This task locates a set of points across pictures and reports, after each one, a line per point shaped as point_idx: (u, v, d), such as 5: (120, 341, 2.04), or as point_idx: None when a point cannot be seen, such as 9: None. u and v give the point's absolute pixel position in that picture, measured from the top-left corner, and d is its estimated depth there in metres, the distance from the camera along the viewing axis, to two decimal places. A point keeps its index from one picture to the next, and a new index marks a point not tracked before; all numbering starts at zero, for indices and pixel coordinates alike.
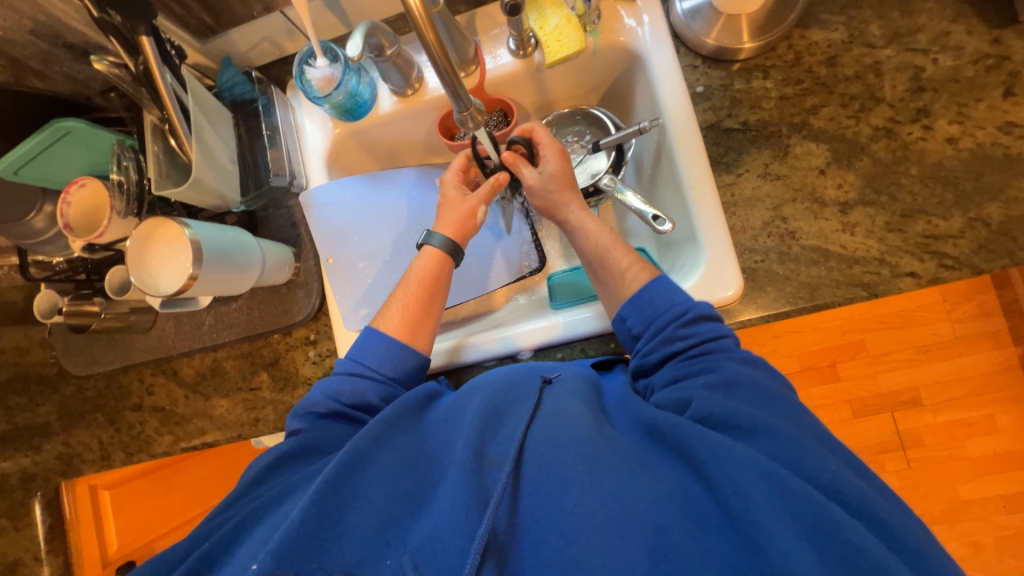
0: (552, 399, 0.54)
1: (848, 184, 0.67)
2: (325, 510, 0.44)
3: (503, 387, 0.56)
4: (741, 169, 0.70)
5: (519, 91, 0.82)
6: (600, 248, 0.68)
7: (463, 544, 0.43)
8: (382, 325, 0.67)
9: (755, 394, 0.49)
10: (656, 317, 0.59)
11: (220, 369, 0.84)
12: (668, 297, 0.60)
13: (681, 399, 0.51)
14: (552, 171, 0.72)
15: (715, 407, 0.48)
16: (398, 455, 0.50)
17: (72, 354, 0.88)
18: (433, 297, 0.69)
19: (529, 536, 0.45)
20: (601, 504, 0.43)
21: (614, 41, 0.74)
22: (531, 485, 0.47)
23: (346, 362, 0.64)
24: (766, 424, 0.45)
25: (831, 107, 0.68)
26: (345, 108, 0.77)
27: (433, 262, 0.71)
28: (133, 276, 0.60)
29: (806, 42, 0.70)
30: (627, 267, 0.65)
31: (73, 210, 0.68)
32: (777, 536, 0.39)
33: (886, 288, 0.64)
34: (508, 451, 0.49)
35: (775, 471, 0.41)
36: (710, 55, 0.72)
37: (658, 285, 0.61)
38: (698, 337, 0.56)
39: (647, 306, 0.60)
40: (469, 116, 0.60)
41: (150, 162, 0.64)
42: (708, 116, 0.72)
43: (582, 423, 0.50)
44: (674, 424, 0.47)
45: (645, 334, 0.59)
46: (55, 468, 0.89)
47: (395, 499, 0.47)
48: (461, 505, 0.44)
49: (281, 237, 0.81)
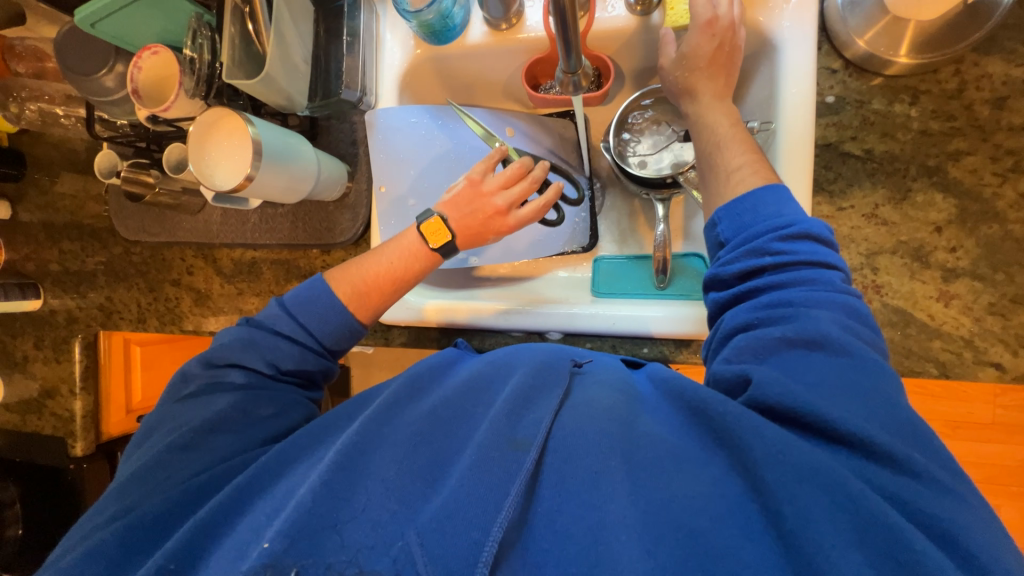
0: (582, 389, 0.52)
1: (962, 250, 0.59)
2: (335, 488, 0.44)
3: (533, 370, 0.53)
4: (846, 202, 0.62)
5: (622, 52, 0.74)
6: (712, 140, 0.60)
7: (478, 536, 0.40)
8: (336, 285, 0.64)
9: (839, 361, 0.43)
10: (751, 223, 0.51)
11: (257, 268, 0.85)
12: (774, 206, 0.51)
13: (741, 376, 0.45)
14: (688, 51, 0.61)
15: (770, 380, 0.43)
16: (414, 428, 0.49)
17: (123, 218, 0.90)
18: (401, 280, 0.66)
19: (553, 528, 0.42)
20: (630, 506, 0.41)
21: (749, 19, 0.64)
22: (554, 475, 0.45)
23: (285, 318, 0.61)
24: (846, 428, 0.39)
25: (978, 157, 0.58)
26: (433, 29, 0.70)
27: (417, 257, 0.66)
28: (191, 162, 0.59)
29: (977, 72, 0.58)
30: (737, 166, 0.56)
31: (143, 76, 0.66)
32: (834, 562, 0.35)
33: (962, 372, 0.58)
34: (534, 434, 0.46)
35: (836, 486, 0.38)
36: (855, 60, 0.62)
37: (770, 191, 0.52)
38: (797, 255, 0.48)
39: (745, 212, 0.52)
40: (572, 78, 0.61)
41: (224, 44, 0.60)
42: (828, 133, 0.63)
43: (613, 418, 0.47)
44: (725, 412, 0.43)
45: (731, 243, 0.53)
46: (97, 316, 0.95)
47: (409, 473, 0.46)
48: (485, 484, 0.43)
49: (339, 152, 0.79)
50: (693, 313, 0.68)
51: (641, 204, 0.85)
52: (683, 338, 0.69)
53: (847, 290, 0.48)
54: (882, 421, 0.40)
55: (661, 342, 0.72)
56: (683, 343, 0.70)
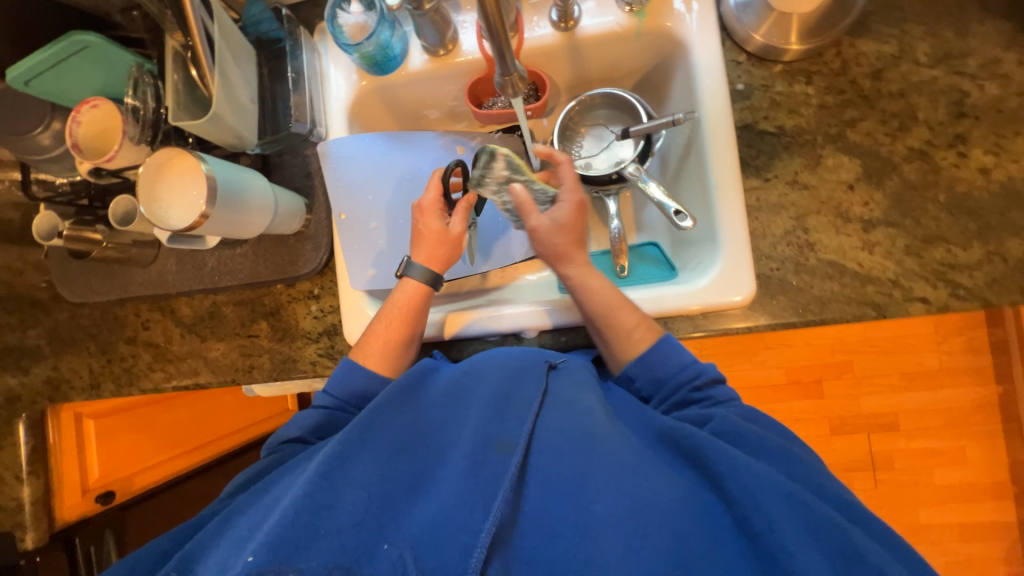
0: (558, 386, 0.61)
1: (874, 203, 0.66)
2: (317, 499, 0.48)
3: (512, 371, 0.62)
4: (770, 174, 0.69)
5: (554, 66, 0.80)
6: (600, 309, 0.67)
7: (469, 538, 0.48)
8: (363, 358, 0.70)
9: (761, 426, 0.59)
10: (668, 377, 0.64)
11: (219, 312, 0.83)
12: (677, 358, 0.64)
13: (701, 418, 0.59)
14: (563, 221, 0.70)
15: (728, 425, 0.57)
16: (396, 440, 0.55)
17: (67, 280, 0.86)
18: (416, 330, 0.72)
19: (540, 526, 0.50)
20: (616, 502, 0.49)
21: (659, 26, 0.72)
22: (540, 474, 0.53)
23: (321, 395, 0.68)
24: (768, 445, 0.56)
25: (869, 122, 0.67)
26: (374, 61, 0.74)
27: (413, 295, 0.72)
28: (142, 206, 0.59)
29: (854, 52, 0.68)
30: (632, 326, 0.67)
31: (82, 130, 0.65)
32: (781, 528, 0.46)
33: (895, 310, 0.65)
34: (520, 437, 0.54)
35: (791, 489, 0.49)
36: (755, 52, 0.70)
37: (672, 340, 0.65)
38: (711, 400, 0.62)
39: (665, 358, 0.65)
40: (509, 81, 0.59)
41: (169, 91, 0.61)
42: (744, 115, 0.70)
43: (592, 420, 0.56)
44: (692, 439, 0.54)
45: (654, 397, 0.65)
46: (43, 391, 0.88)
47: (393, 482, 0.51)
48: (475, 490, 0.51)
49: (294, 185, 0.79)
50: (656, 294, 0.71)
51: (593, 204, 0.90)
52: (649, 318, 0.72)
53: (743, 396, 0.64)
54: (784, 446, 0.57)
55: None
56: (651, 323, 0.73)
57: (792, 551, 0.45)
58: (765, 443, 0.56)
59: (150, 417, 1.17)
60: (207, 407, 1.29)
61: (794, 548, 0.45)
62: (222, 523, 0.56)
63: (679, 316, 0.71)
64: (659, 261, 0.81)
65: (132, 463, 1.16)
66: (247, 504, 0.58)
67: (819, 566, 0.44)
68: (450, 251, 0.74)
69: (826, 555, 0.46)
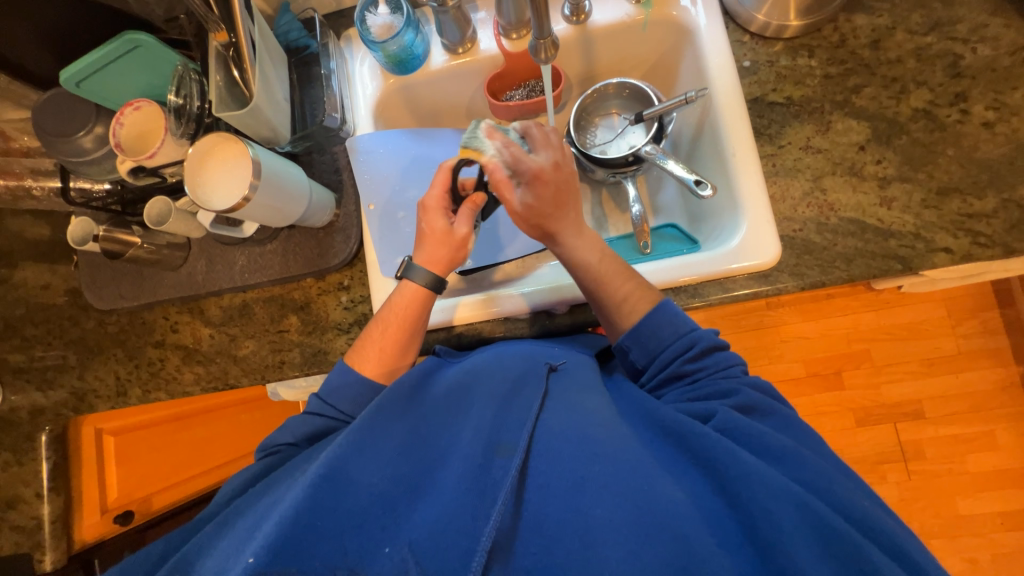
0: (558, 389, 0.63)
1: (887, 161, 0.69)
2: (318, 503, 0.49)
3: (513, 374, 0.64)
4: (783, 141, 0.72)
5: (568, 58, 0.84)
6: (592, 278, 0.69)
7: (469, 545, 0.49)
8: (359, 363, 0.69)
9: (773, 421, 0.58)
10: (661, 350, 0.66)
11: (248, 310, 0.84)
12: (671, 329, 0.65)
13: (706, 411, 0.59)
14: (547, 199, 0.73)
15: (735, 422, 0.56)
16: (398, 442, 0.56)
17: (97, 287, 0.87)
18: (411, 334, 0.70)
19: (541, 530, 0.51)
20: (615, 506, 0.50)
21: (666, 14, 0.77)
22: (539, 475, 0.53)
23: (317, 402, 0.67)
24: (780, 444, 0.54)
25: (873, 88, 0.71)
26: (399, 60, 0.79)
27: (414, 299, 0.70)
28: (187, 188, 0.61)
29: (850, 26, 0.73)
30: (625, 297, 0.68)
31: (125, 131, 0.68)
32: (788, 537, 0.47)
33: (920, 262, 0.66)
34: (519, 440, 0.55)
35: (803, 498, 0.49)
36: (758, 31, 0.75)
37: (661, 314, 0.66)
38: (706, 369, 0.64)
39: (649, 340, 0.66)
40: (543, 45, 0.62)
41: (212, 88, 0.65)
42: (753, 89, 0.74)
43: (594, 422, 0.57)
44: (705, 441, 0.54)
45: (650, 369, 0.67)
46: (68, 403, 0.87)
47: (396, 484, 0.53)
48: (472, 499, 0.51)
49: (324, 181, 0.82)
50: (686, 261, 0.72)
51: (609, 191, 0.94)
52: (680, 286, 0.72)
53: (748, 375, 0.64)
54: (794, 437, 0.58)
55: (663, 294, 0.73)
56: (682, 291, 0.72)
57: (796, 556, 0.46)
58: (773, 443, 0.54)
59: (169, 436, 1.15)
60: (225, 426, 1.26)
61: (801, 557, 0.46)
62: (221, 526, 0.56)
63: (705, 281, 0.71)
64: (678, 238, 0.82)
65: (150, 483, 1.15)
66: (248, 505, 0.57)
67: (817, 565, 0.46)
68: (454, 253, 0.72)
69: (829, 559, 0.47)
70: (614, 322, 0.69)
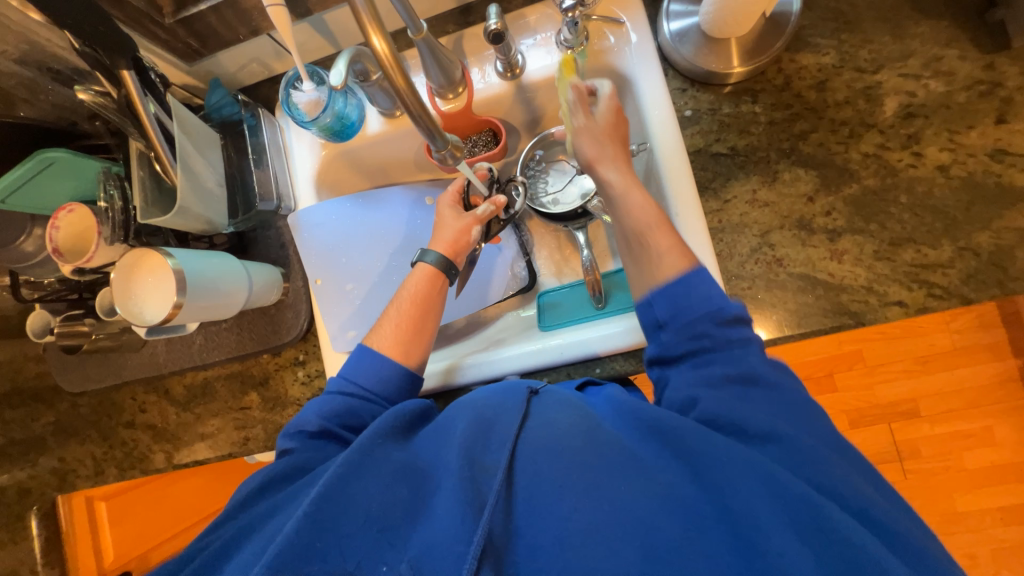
0: (540, 408, 0.55)
1: (836, 212, 0.66)
2: (315, 522, 0.45)
3: (495, 402, 0.57)
4: (729, 195, 0.69)
5: (508, 111, 0.82)
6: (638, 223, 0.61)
7: (462, 549, 0.44)
8: (376, 342, 0.67)
9: (772, 397, 0.49)
10: (685, 309, 0.54)
11: (211, 388, 0.85)
12: (702, 290, 0.54)
13: (689, 398, 0.51)
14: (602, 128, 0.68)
15: (718, 409, 0.48)
16: (392, 465, 0.51)
17: (66, 371, 0.88)
18: (426, 315, 0.69)
19: (525, 542, 0.45)
20: (589, 512, 0.44)
21: (602, 63, 0.73)
22: (524, 489, 0.48)
23: (341, 381, 0.64)
24: (760, 426, 0.46)
25: (820, 132, 0.67)
26: (334, 131, 0.77)
27: (428, 278, 0.70)
28: (117, 305, 0.61)
29: (795, 66, 0.69)
30: (665, 249, 0.58)
31: (62, 234, 0.68)
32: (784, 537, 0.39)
33: (873, 317, 0.64)
34: (500, 458, 0.50)
35: (788, 483, 0.42)
36: (698, 79, 0.71)
37: (692, 275, 0.55)
38: (728, 342, 0.52)
39: (679, 296, 0.55)
40: (447, 154, 0.55)
41: (136, 189, 0.64)
42: (696, 140, 0.71)
43: (575, 429, 0.50)
44: (675, 427, 0.48)
45: (670, 327, 0.55)
46: (50, 482, 0.90)
47: (392, 506, 0.48)
48: (459, 513, 0.45)
49: (271, 257, 0.82)
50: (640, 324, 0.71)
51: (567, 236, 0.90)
52: (629, 351, 0.73)
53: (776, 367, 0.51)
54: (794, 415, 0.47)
55: (611, 360, 0.74)
56: (633, 356, 0.73)
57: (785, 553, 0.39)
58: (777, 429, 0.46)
59: (162, 491, 1.22)
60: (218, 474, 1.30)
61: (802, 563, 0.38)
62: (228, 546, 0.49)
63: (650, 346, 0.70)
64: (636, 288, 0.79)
65: (144, 541, 1.22)
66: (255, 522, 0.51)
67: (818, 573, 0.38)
68: (465, 238, 0.73)
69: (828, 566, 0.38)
70: (647, 274, 0.59)
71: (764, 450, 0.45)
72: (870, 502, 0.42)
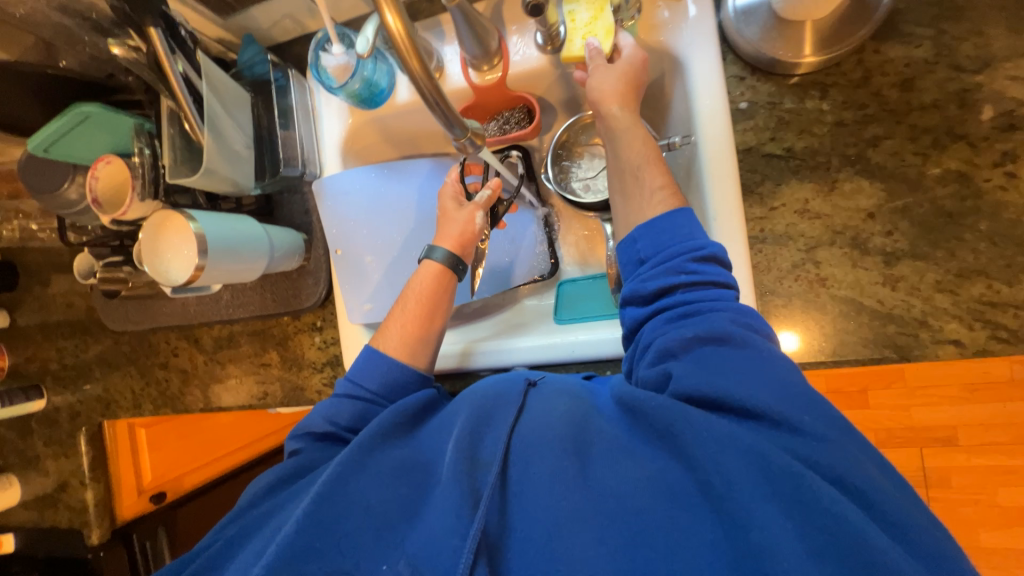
0: (538, 402, 0.54)
1: (898, 232, 0.59)
2: (316, 519, 0.48)
3: (493, 392, 0.56)
4: (776, 202, 0.63)
5: (546, 88, 0.77)
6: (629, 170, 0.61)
7: (458, 542, 0.46)
8: (383, 345, 0.67)
9: (742, 356, 0.46)
10: (668, 246, 0.54)
11: (235, 342, 0.89)
12: (687, 229, 0.54)
13: (664, 372, 0.49)
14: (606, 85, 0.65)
15: (698, 386, 0.46)
16: (392, 463, 0.53)
17: (109, 310, 0.94)
18: (433, 314, 0.68)
19: (518, 536, 0.46)
20: (580, 499, 0.45)
21: (652, 41, 0.68)
22: (518, 482, 0.49)
23: (346, 385, 0.64)
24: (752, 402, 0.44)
25: (895, 140, 0.59)
26: (362, 98, 0.74)
27: (434, 276, 0.70)
28: (146, 264, 0.63)
29: (878, 59, 0.60)
30: (658, 187, 0.58)
31: (100, 185, 0.70)
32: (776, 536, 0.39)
33: (922, 353, 0.57)
34: (495, 452, 0.51)
35: (767, 461, 0.41)
36: (761, 66, 0.63)
37: (675, 218, 0.55)
38: (700, 301, 0.51)
39: (663, 233, 0.55)
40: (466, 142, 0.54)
41: (166, 148, 0.65)
42: (747, 137, 0.64)
43: (565, 420, 0.51)
44: (655, 406, 0.46)
45: (652, 261, 0.55)
46: (97, 408, 0.99)
47: (391, 504, 0.50)
48: (454, 505, 0.47)
49: (296, 222, 0.82)
50: None
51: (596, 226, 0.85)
52: None
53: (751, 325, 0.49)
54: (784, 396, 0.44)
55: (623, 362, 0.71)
56: None
57: (777, 550, 0.38)
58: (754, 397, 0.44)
59: (195, 424, 1.33)
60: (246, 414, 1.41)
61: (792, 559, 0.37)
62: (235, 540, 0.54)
63: None
64: None
65: (178, 467, 1.34)
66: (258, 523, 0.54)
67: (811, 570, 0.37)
68: (472, 229, 0.72)
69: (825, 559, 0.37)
70: (635, 208, 0.59)
71: (747, 426, 0.44)
72: (858, 474, 0.40)
